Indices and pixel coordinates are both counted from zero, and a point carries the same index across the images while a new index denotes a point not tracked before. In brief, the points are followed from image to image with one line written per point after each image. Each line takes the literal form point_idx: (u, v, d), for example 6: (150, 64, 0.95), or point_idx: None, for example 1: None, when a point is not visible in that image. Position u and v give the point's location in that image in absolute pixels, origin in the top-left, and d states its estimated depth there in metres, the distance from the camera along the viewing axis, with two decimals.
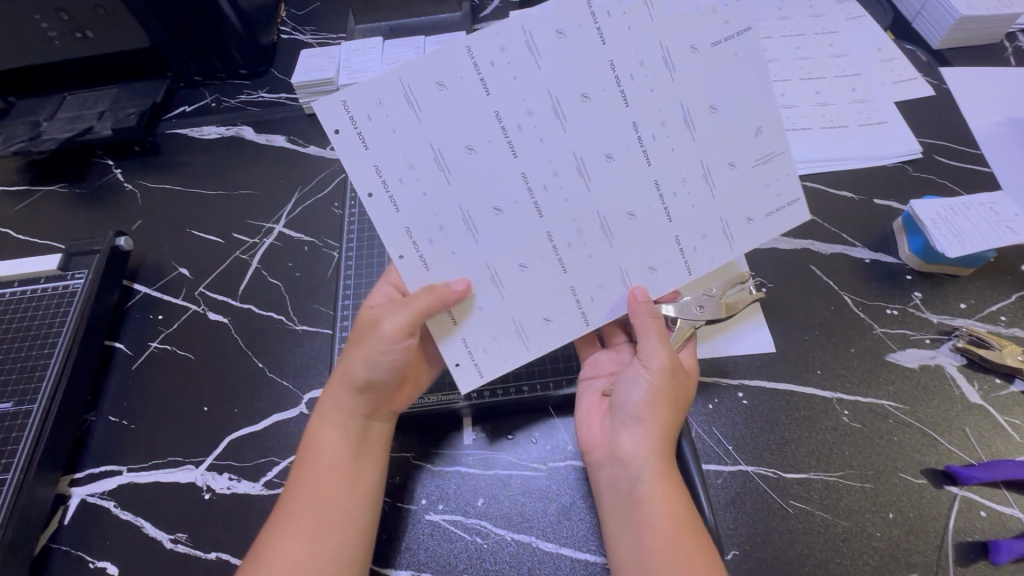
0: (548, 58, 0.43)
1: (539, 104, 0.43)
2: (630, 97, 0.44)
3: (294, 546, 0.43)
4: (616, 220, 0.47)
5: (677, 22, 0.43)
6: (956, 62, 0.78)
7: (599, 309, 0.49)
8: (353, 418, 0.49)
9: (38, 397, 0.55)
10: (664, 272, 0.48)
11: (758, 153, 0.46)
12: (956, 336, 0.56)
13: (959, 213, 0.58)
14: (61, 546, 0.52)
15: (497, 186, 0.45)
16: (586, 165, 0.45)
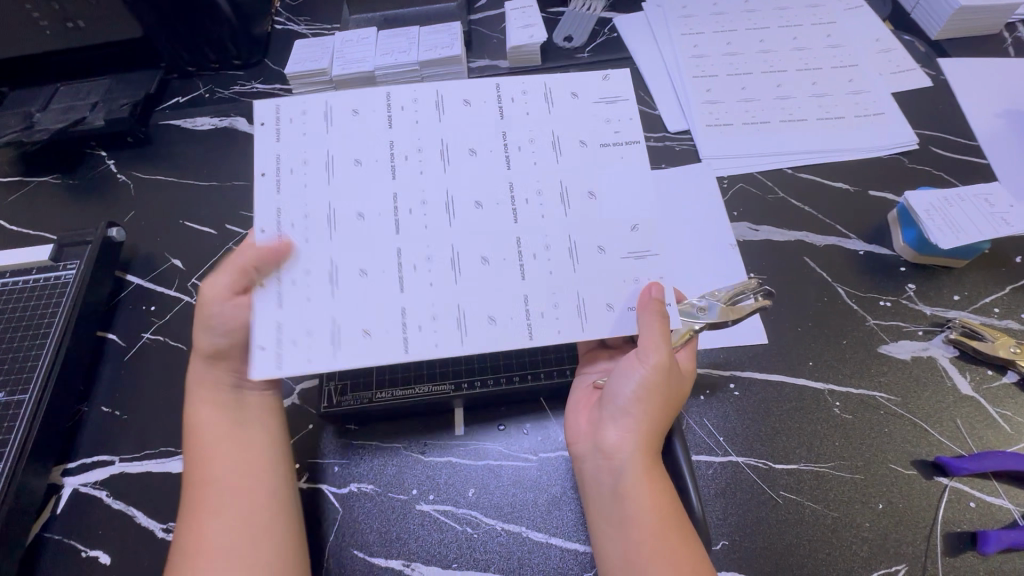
0: (451, 115, 0.49)
1: (429, 144, 0.48)
2: (514, 161, 0.48)
3: (217, 528, 0.45)
4: (467, 261, 0.45)
5: (572, 117, 0.50)
6: (955, 52, 0.78)
7: (421, 342, 0.43)
8: (222, 390, 0.51)
9: (30, 387, 0.55)
10: (504, 325, 0.44)
11: (632, 250, 0.46)
12: (949, 327, 0.56)
13: (954, 204, 0.57)
14: (53, 535, 0.52)
15: (367, 199, 0.46)
16: (455, 205, 0.46)
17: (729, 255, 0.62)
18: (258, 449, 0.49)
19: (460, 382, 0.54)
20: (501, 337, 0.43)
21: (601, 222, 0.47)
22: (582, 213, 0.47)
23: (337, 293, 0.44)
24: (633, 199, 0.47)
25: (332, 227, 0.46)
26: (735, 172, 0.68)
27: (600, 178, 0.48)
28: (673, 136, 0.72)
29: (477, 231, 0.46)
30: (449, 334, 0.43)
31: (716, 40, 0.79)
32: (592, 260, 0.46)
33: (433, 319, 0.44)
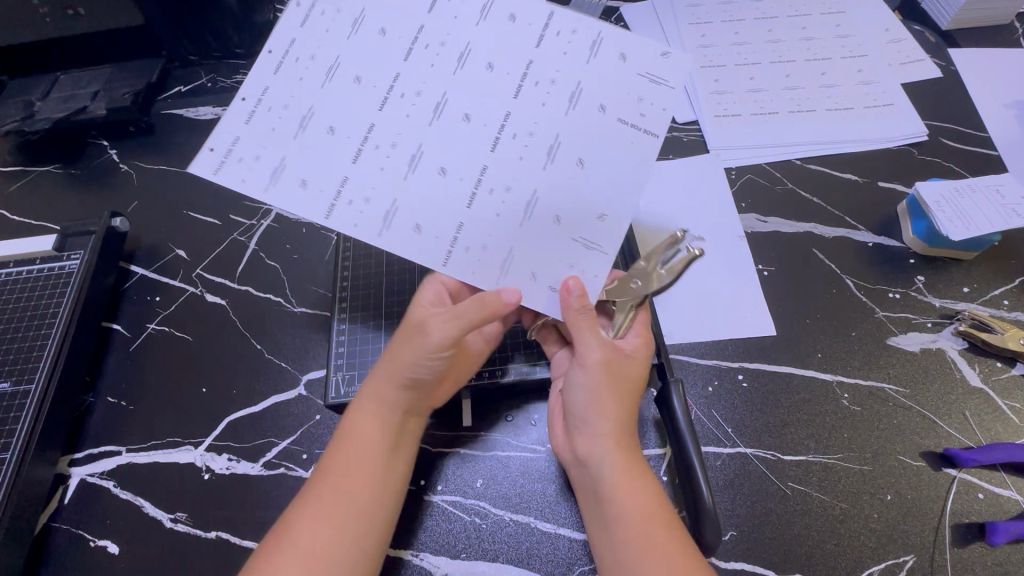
0: (480, 40, 0.48)
1: (446, 54, 0.48)
2: (524, 92, 0.47)
3: (332, 535, 0.42)
4: (423, 165, 0.46)
5: (610, 81, 0.46)
6: (965, 43, 0.77)
7: (348, 215, 0.44)
8: (395, 415, 0.47)
9: (36, 377, 0.55)
10: (425, 233, 0.45)
11: (586, 235, 0.45)
12: (958, 320, 0.56)
13: (965, 195, 0.57)
14: (61, 524, 0.52)
15: (371, 72, 0.47)
16: (444, 111, 0.46)
17: (737, 247, 0.62)
18: (398, 481, 0.46)
19: (466, 373, 0.54)
20: (420, 246, 0.45)
21: (576, 198, 0.45)
22: (561, 176, 0.45)
23: (301, 137, 0.46)
24: (613, 188, 0.45)
25: (327, 82, 0.47)
26: (743, 163, 0.68)
27: (600, 152, 0.46)
28: (680, 126, 0.72)
29: (452, 144, 0.46)
30: (370, 223, 0.45)
31: (724, 29, 0.78)
32: (541, 224, 0.45)
33: (368, 202, 0.45)
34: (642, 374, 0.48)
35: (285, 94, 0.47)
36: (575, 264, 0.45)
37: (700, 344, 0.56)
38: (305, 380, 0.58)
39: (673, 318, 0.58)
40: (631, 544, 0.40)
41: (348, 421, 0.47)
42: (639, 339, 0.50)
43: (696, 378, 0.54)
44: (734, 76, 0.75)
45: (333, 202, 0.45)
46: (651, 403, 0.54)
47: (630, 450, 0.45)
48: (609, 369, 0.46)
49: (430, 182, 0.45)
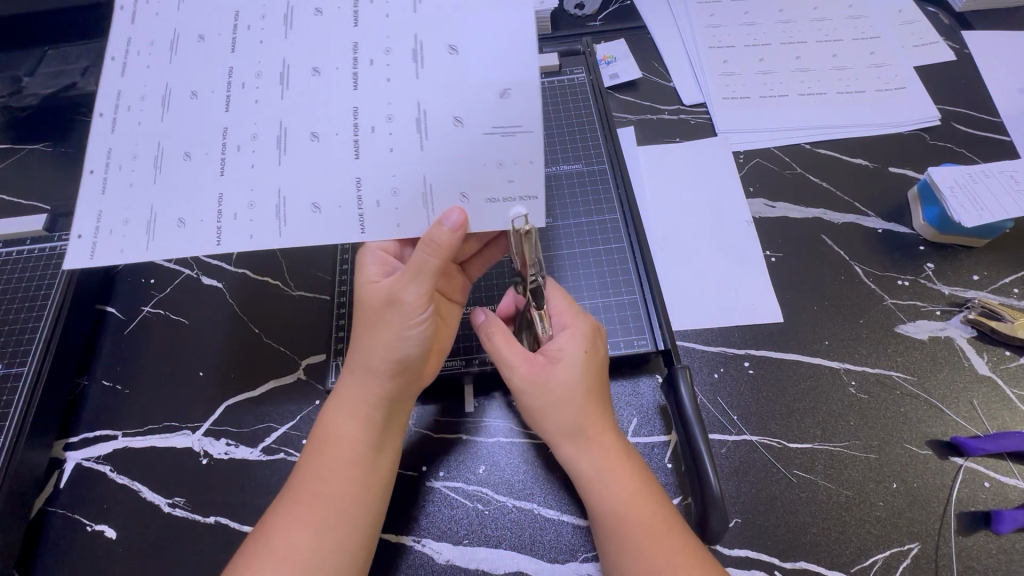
0: (297, 26, 0.43)
1: (270, 16, 0.44)
2: (358, 49, 0.43)
3: (310, 537, 0.41)
4: (295, 140, 0.42)
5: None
6: (979, 25, 0.75)
7: (236, 233, 0.41)
8: (378, 408, 0.45)
9: (29, 358, 0.54)
10: (329, 213, 0.42)
11: (500, 124, 0.42)
12: (968, 308, 0.55)
13: (978, 180, 0.56)
14: (57, 509, 0.51)
15: (203, 78, 0.43)
16: (290, 75, 0.43)
17: (744, 233, 0.60)
18: (380, 476, 0.45)
19: (469, 359, 0.53)
20: (328, 226, 0.42)
21: (465, 85, 0.42)
22: (440, 72, 0.42)
23: (160, 178, 0.42)
24: (506, 62, 0.42)
25: (163, 108, 0.43)
26: (751, 147, 0.66)
27: (496, 69, 0.42)
28: (688, 108, 0.70)
29: (303, 106, 0.42)
30: (265, 221, 0.42)
31: (733, 9, 0.76)
32: (443, 138, 0.42)
33: (253, 207, 0.42)
34: (577, 376, 0.45)
35: (128, 118, 0.43)
36: (506, 176, 0.42)
37: (706, 331, 0.55)
38: (304, 365, 0.57)
39: (679, 304, 0.57)
40: (609, 543, 0.42)
41: (324, 426, 0.45)
42: (575, 342, 0.46)
43: (701, 364, 0.54)
44: (743, 57, 0.73)
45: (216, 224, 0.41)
46: (656, 390, 0.53)
47: (594, 455, 0.44)
48: (537, 391, 0.45)
49: (307, 161, 0.42)
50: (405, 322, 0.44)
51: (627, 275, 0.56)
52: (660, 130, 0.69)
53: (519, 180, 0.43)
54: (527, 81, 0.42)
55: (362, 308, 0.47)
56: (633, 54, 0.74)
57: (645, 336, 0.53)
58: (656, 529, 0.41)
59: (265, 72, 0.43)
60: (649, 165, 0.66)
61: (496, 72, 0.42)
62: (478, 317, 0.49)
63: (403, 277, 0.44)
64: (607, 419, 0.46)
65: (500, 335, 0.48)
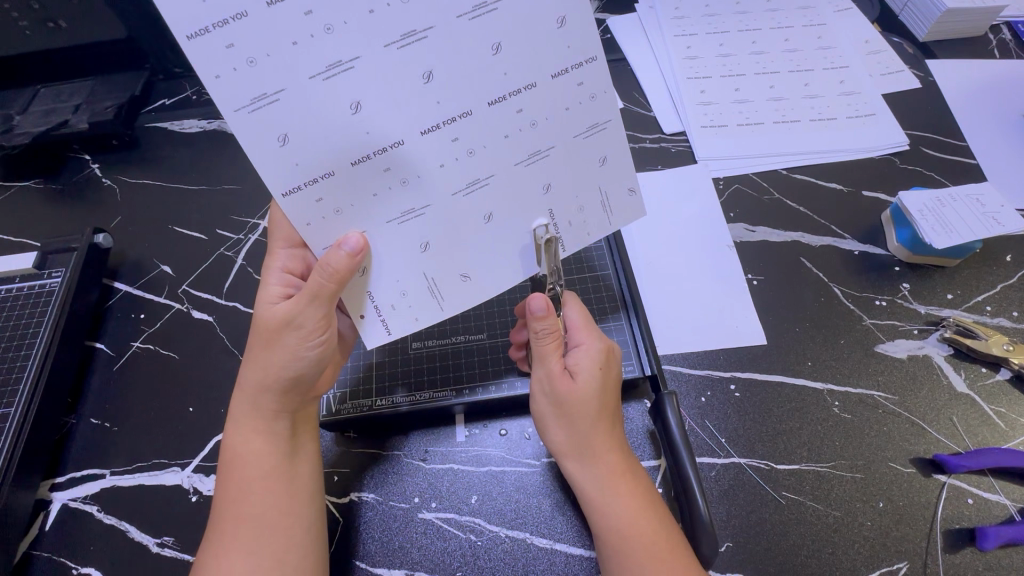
0: (570, 121, 0.39)
1: (599, 99, 0.39)
2: (544, 186, 0.40)
3: (243, 562, 0.42)
4: (332, 94, 0.33)
5: (589, 226, 0.43)
6: (942, 54, 0.79)
7: (210, 47, 0.31)
8: (278, 420, 0.47)
9: (16, 399, 0.53)
10: (285, 156, 0.34)
11: (434, 281, 0.41)
12: (944, 326, 0.57)
13: (946, 204, 0.58)
14: (42, 552, 0.50)
15: (519, 40, 0.35)
16: (495, 110, 0.37)
17: (726, 256, 0.62)
18: (304, 483, 0.47)
19: (461, 388, 0.54)
20: (270, 163, 0.34)
21: (456, 233, 0.40)
22: (459, 217, 0.39)
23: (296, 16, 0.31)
24: (492, 260, 0.42)
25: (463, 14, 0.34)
26: (731, 173, 0.69)
27: (479, 258, 0.42)
28: (668, 137, 0.72)
29: (404, 108, 0.35)
30: (236, 93, 0.32)
31: (708, 41, 0.79)
32: (398, 236, 0.39)
33: (255, 68, 0.32)
34: (594, 396, 0.45)
35: None
36: (397, 303, 0.42)
37: (692, 354, 0.57)
38: None
39: (667, 328, 0.58)
40: (612, 562, 0.42)
41: (229, 450, 0.46)
42: (590, 359, 0.46)
43: (688, 389, 0.55)
44: (719, 87, 0.75)
45: (207, 25, 0.30)
46: (644, 414, 0.54)
47: (597, 471, 0.44)
48: (556, 402, 0.46)
49: (338, 117, 0.34)
50: (301, 343, 0.44)
51: (613, 299, 0.57)
52: (642, 158, 0.71)
53: (396, 316, 0.42)
54: (483, 284, 0.43)
55: (257, 328, 0.46)
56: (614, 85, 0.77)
57: (632, 361, 0.54)
58: (657, 546, 0.42)
59: (438, 78, 0.35)
60: None
61: (479, 260, 0.42)
62: (535, 306, 0.45)
63: (298, 302, 0.43)
64: (617, 438, 0.46)
65: (550, 336, 0.46)
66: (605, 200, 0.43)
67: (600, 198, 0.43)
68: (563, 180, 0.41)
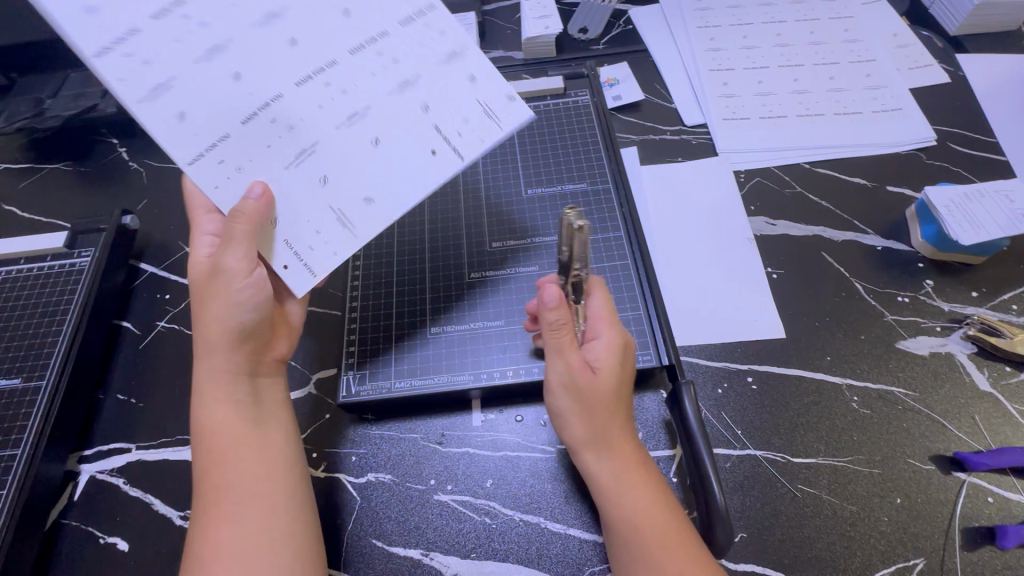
0: (423, 71, 0.48)
1: (451, 48, 0.49)
2: (426, 109, 0.47)
3: (231, 530, 0.43)
4: (217, 74, 0.44)
5: (479, 131, 0.47)
6: (972, 48, 0.78)
7: (117, 63, 0.42)
8: (236, 383, 0.47)
9: (47, 373, 0.55)
10: (191, 125, 0.43)
11: (340, 210, 0.45)
12: (968, 323, 0.56)
13: (974, 200, 0.57)
14: (71, 521, 0.52)
15: (350, 32, 0.47)
16: (325, 72, 0.46)
17: (746, 249, 0.62)
18: (275, 447, 0.47)
19: (478, 373, 0.54)
20: (188, 133, 0.43)
21: (362, 170, 0.46)
22: (359, 157, 0.46)
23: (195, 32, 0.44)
24: (394, 184, 0.46)
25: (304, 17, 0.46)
26: (752, 166, 0.68)
27: (382, 184, 0.46)
28: (689, 129, 0.72)
29: (273, 73, 0.45)
30: (137, 87, 0.42)
31: (732, 33, 0.79)
32: (299, 177, 0.45)
33: (148, 68, 0.43)
34: (611, 387, 0.46)
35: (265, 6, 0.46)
36: (313, 237, 0.45)
37: (709, 346, 0.57)
38: (314, 380, 0.57)
39: (684, 320, 0.58)
40: (624, 554, 0.42)
41: (196, 423, 0.47)
42: (608, 351, 0.46)
43: (705, 380, 0.55)
44: (741, 79, 0.75)
45: (110, 44, 0.42)
46: (661, 404, 0.54)
47: (614, 463, 0.45)
48: (573, 392, 0.46)
49: (222, 89, 0.44)
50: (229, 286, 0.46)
51: (631, 289, 0.57)
52: (662, 150, 0.70)
53: (315, 256, 0.45)
54: (389, 210, 0.46)
55: (194, 287, 0.49)
56: (634, 76, 0.77)
57: (649, 351, 0.54)
58: (670, 540, 0.42)
59: (300, 43, 0.46)
60: (652, 183, 0.67)
61: (374, 180, 0.46)
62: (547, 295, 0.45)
63: (223, 248, 0.45)
64: (629, 430, 0.46)
65: (566, 329, 0.46)
66: (487, 111, 0.48)
67: (482, 110, 0.48)
68: (436, 100, 0.48)
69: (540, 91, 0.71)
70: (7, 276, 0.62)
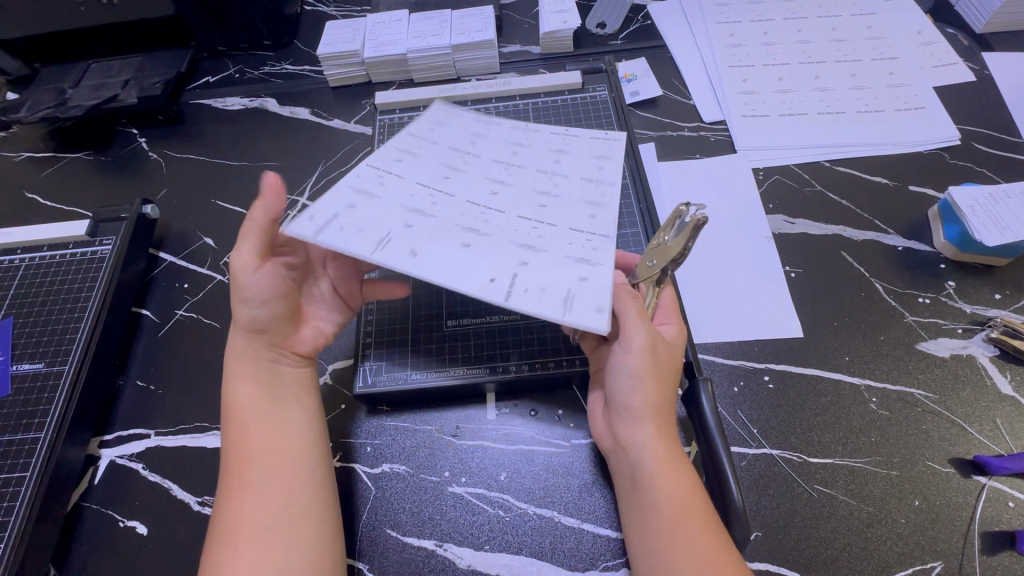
0: (552, 246, 0.43)
1: (598, 254, 0.43)
2: (528, 258, 0.42)
3: (251, 501, 0.43)
4: (437, 166, 0.50)
5: (545, 296, 0.39)
6: (999, 47, 0.76)
7: (404, 138, 0.53)
8: (260, 365, 0.50)
9: (69, 358, 0.56)
10: (395, 163, 0.50)
11: (388, 239, 0.42)
12: (990, 326, 0.55)
13: (1000, 201, 0.56)
14: (91, 504, 0.53)
15: (556, 205, 0.47)
16: (492, 204, 0.47)
17: (764, 247, 0.61)
18: (295, 426, 0.48)
19: (495, 366, 0.54)
20: (385, 162, 0.50)
21: (433, 239, 0.43)
22: (438, 237, 0.43)
23: (454, 149, 0.53)
24: (445, 264, 0.41)
25: (540, 188, 0.49)
26: (771, 164, 0.68)
27: (433, 253, 0.41)
28: (707, 126, 0.71)
29: (468, 184, 0.49)
30: (397, 146, 0.52)
31: (752, 30, 0.78)
32: (396, 212, 0.45)
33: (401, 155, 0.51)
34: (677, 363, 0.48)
35: (513, 158, 0.52)
36: (353, 229, 0.43)
37: (727, 344, 0.56)
38: (331, 370, 0.58)
39: (701, 317, 0.58)
40: (668, 536, 0.41)
41: (223, 398, 0.49)
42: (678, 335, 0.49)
43: (721, 377, 0.54)
44: (761, 76, 0.74)
45: (409, 131, 0.54)
46: (676, 402, 0.54)
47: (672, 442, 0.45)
48: (653, 355, 0.45)
49: (431, 173, 0.49)
50: (241, 276, 0.48)
51: None
52: (680, 146, 0.70)
53: (334, 234, 0.42)
54: (420, 271, 0.40)
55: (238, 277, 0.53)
56: (652, 72, 0.76)
57: None
58: (712, 523, 0.41)
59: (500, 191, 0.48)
60: (670, 180, 0.67)
61: (431, 250, 0.42)
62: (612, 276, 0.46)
63: (237, 245, 0.49)
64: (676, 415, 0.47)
65: (636, 297, 0.46)
66: (568, 296, 0.39)
67: (562, 294, 0.39)
68: (541, 264, 0.41)
69: (558, 85, 0.70)
70: (30, 263, 0.63)
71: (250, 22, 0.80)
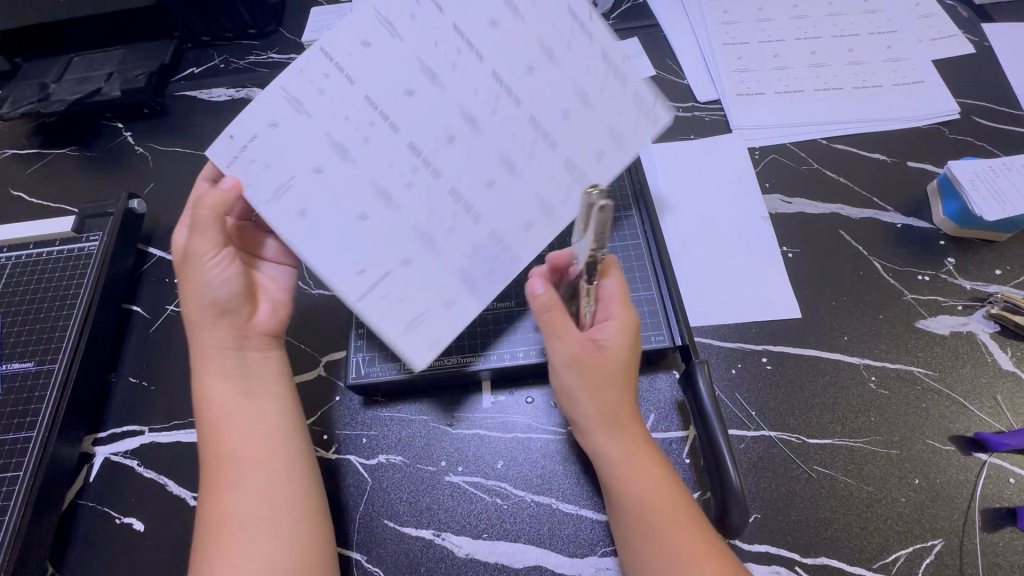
0: (448, 253, 0.43)
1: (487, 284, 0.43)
2: (413, 259, 0.43)
3: (231, 499, 0.43)
4: (404, 73, 0.44)
5: (393, 310, 0.42)
6: (999, 18, 0.75)
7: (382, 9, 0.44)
8: (226, 358, 0.48)
9: (60, 356, 0.55)
10: (359, 56, 0.44)
11: (290, 183, 0.43)
12: (990, 302, 0.54)
13: (1001, 174, 0.55)
14: (87, 501, 0.53)
15: (502, 188, 0.44)
16: (428, 162, 0.43)
17: (760, 227, 0.60)
18: (270, 419, 0.47)
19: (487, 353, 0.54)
20: (348, 53, 0.44)
21: (336, 196, 0.43)
22: (346, 188, 0.43)
23: (437, 44, 0.44)
24: (332, 235, 0.43)
25: (505, 158, 0.44)
26: (768, 142, 0.66)
27: (327, 208, 0.43)
28: (702, 106, 0.70)
29: (423, 119, 0.44)
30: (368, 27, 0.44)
31: (746, 6, 0.76)
32: (320, 148, 0.43)
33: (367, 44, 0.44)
34: (620, 366, 0.45)
35: (501, 90, 0.44)
36: (263, 163, 0.43)
37: (725, 326, 0.55)
38: (324, 362, 0.57)
39: (697, 300, 0.57)
40: (649, 524, 0.41)
41: (195, 395, 0.47)
42: (620, 333, 0.46)
43: (718, 360, 0.54)
44: (756, 53, 0.72)
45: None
46: (673, 385, 0.53)
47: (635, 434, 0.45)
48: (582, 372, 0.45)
49: (394, 87, 0.44)
50: (201, 268, 0.47)
51: (641, 259, 0.56)
52: (674, 127, 0.69)
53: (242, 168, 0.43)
54: (298, 237, 0.42)
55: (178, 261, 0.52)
56: (645, 53, 0.75)
57: (662, 331, 0.52)
58: (681, 506, 0.42)
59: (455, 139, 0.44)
60: (664, 162, 0.66)
61: (325, 209, 0.43)
62: (535, 286, 0.45)
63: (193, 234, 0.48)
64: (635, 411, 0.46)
65: (560, 310, 0.45)
66: (415, 322, 0.42)
67: (412, 317, 0.42)
68: (416, 272, 0.43)
69: None
70: (17, 261, 0.62)
71: (234, 11, 0.78)
